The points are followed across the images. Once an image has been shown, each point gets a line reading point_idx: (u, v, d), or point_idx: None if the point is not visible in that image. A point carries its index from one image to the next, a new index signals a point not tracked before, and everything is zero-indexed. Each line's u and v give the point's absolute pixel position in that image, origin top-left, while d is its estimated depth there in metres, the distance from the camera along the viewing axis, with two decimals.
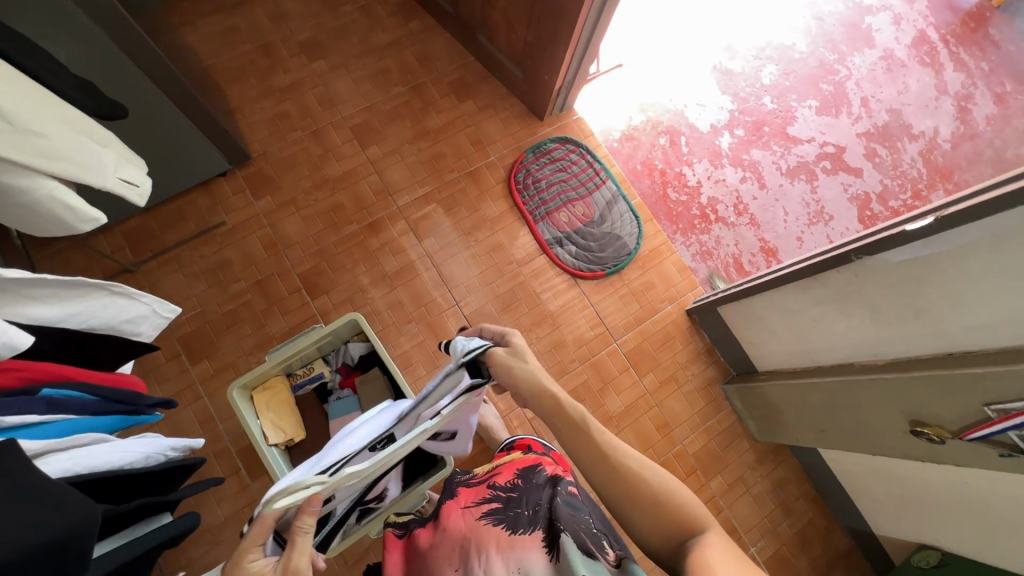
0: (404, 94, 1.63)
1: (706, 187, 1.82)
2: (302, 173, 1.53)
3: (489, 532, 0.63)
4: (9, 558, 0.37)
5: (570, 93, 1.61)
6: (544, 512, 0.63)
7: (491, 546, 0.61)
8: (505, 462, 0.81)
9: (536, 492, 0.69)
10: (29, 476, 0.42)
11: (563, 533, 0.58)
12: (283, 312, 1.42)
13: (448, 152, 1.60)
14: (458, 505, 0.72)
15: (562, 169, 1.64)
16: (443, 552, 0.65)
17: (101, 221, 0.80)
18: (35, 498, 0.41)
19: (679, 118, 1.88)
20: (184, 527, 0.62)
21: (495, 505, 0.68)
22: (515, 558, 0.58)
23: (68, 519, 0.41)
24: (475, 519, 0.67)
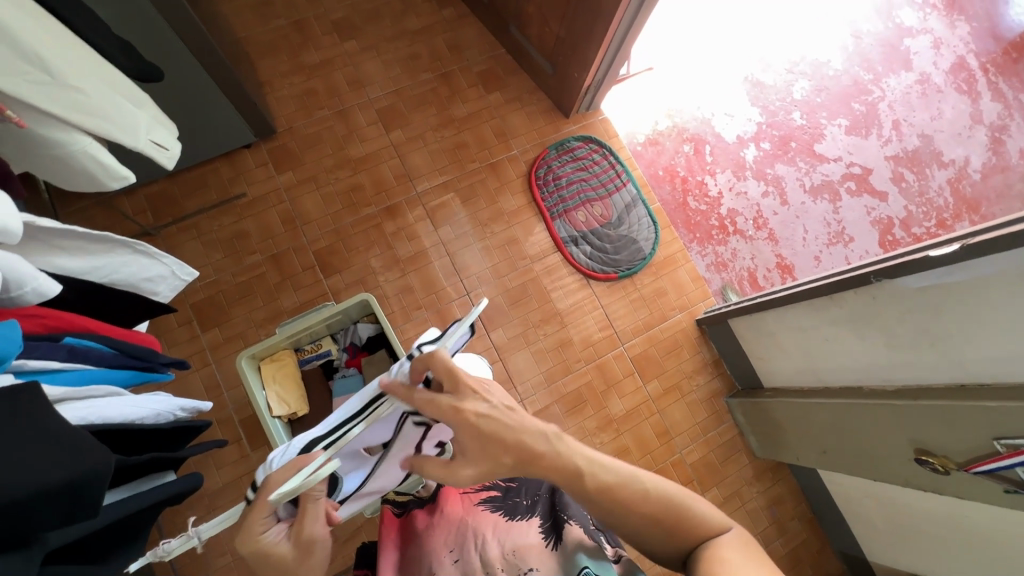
0: (432, 81, 1.63)
1: (727, 198, 1.81)
2: (324, 151, 1.54)
3: (487, 517, 0.65)
4: (15, 496, 0.37)
5: (598, 93, 1.60)
6: (543, 502, 0.67)
7: (492, 527, 0.63)
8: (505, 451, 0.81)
9: (535, 482, 0.71)
10: (44, 418, 0.42)
11: (569, 525, 0.62)
12: (295, 288, 1.43)
13: (471, 142, 1.60)
14: (456, 487, 0.73)
15: (584, 168, 1.63)
16: (439, 529, 0.66)
17: (129, 180, 0.81)
18: (47, 439, 0.41)
19: (706, 126, 1.87)
20: (185, 486, 0.63)
21: (494, 491, 0.70)
22: (515, 541, 0.61)
23: (81, 463, 0.42)
24: (472, 503, 0.68)
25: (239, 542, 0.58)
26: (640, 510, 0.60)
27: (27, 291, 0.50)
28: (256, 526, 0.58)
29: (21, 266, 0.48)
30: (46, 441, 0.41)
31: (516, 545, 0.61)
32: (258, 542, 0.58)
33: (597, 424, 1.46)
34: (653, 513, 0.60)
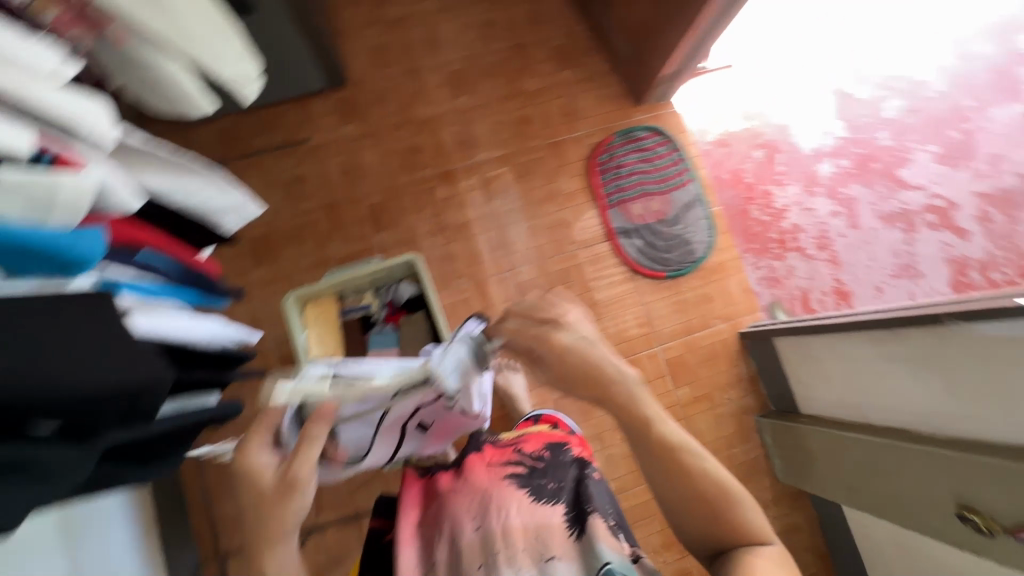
0: (506, 50, 1.60)
1: (792, 211, 1.73)
2: (390, 107, 1.54)
3: (512, 494, 0.64)
4: (82, 394, 0.38)
5: (675, 83, 1.54)
6: (571, 490, 0.66)
7: (518, 504, 0.63)
8: (531, 432, 0.81)
9: (561, 470, 0.70)
10: (115, 323, 0.43)
11: (594, 517, 0.61)
12: (345, 238, 1.46)
13: (536, 118, 1.58)
14: (482, 460, 0.73)
15: (648, 159, 1.58)
16: (464, 493, 0.67)
17: (209, 111, 0.77)
18: (116, 342, 0.42)
19: (783, 133, 1.77)
20: (224, 412, 0.66)
21: (520, 469, 0.69)
22: (534, 521, 0.61)
23: (147, 372, 0.43)
24: (499, 477, 0.68)
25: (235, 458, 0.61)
26: (694, 486, 0.61)
27: (111, 203, 0.48)
28: (251, 445, 0.61)
29: (120, 186, 0.48)
30: (122, 343, 0.42)
31: (542, 528, 0.60)
32: (248, 460, 0.61)
33: None
34: (705, 492, 0.61)
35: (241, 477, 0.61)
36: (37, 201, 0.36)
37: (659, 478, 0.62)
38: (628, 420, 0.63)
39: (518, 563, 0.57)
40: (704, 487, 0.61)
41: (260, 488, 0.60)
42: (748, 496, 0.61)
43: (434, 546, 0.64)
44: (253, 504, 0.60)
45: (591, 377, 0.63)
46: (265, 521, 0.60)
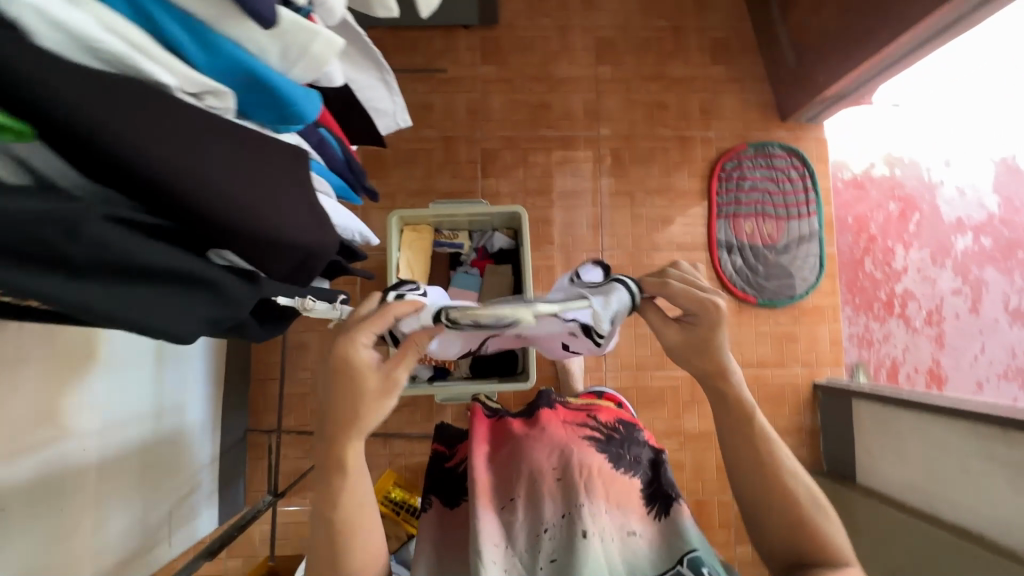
0: (662, 29, 1.53)
1: (909, 275, 1.60)
2: (530, 59, 1.51)
3: (595, 456, 0.70)
4: (277, 237, 0.39)
5: (833, 106, 1.43)
6: (643, 467, 0.74)
7: (601, 468, 0.68)
8: (598, 404, 0.88)
9: (635, 446, 0.77)
10: (304, 182, 0.44)
11: (677, 501, 0.68)
12: (453, 176, 1.48)
13: (672, 107, 1.51)
14: (557, 416, 0.78)
15: (775, 180, 1.49)
16: (545, 441, 0.72)
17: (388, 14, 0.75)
18: (304, 200, 0.43)
19: (927, 190, 1.61)
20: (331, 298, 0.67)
21: (597, 435, 0.75)
22: (616, 487, 0.67)
23: (313, 239, 0.43)
24: (579, 437, 0.74)
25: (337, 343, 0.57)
26: (780, 484, 0.63)
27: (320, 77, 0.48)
28: (360, 336, 0.56)
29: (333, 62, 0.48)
30: (301, 204, 0.42)
31: (621, 496, 0.67)
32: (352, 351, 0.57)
33: (665, 428, 1.44)
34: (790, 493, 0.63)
35: (341, 363, 0.57)
36: (300, 58, 0.38)
37: (746, 471, 0.65)
38: (727, 417, 0.67)
39: (599, 521, 0.62)
40: (790, 488, 0.63)
41: (357, 380, 0.57)
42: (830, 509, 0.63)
43: (512, 481, 0.68)
44: (349, 395, 0.57)
45: (718, 357, 0.65)
46: (359, 411, 0.58)
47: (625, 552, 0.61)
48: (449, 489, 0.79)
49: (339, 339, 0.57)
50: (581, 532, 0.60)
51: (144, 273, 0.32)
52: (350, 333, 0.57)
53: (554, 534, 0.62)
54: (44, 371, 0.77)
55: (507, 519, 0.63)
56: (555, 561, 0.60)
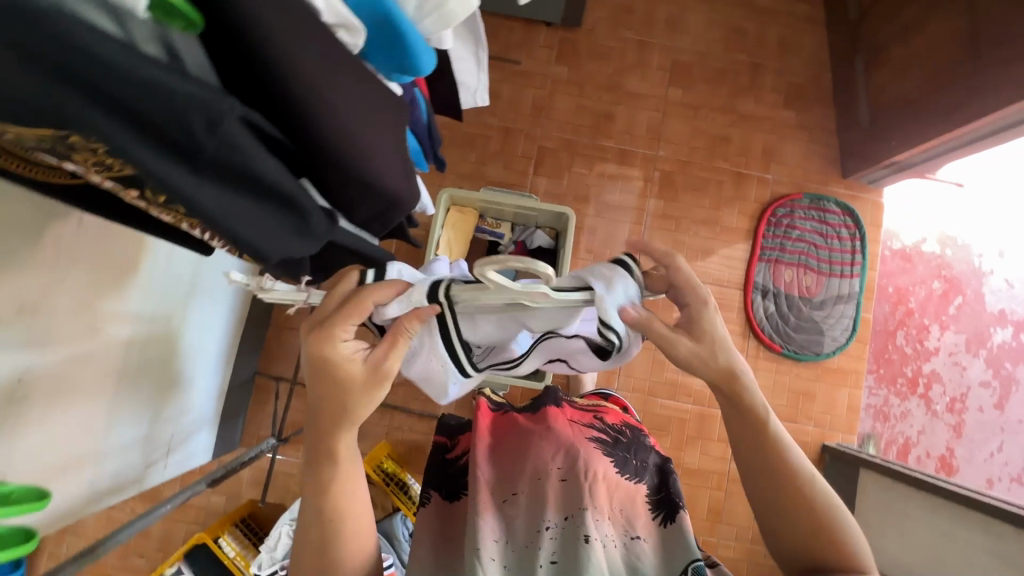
0: (741, 64, 1.52)
1: (940, 357, 1.56)
2: (604, 68, 1.51)
3: (601, 456, 0.70)
4: (371, 181, 0.38)
5: (896, 175, 1.41)
6: (649, 474, 0.73)
7: (607, 469, 0.68)
8: (605, 409, 0.90)
9: (642, 451, 0.77)
10: (401, 136, 0.43)
11: (680, 505, 0.67)
12: (506, 167, 1.48)
13: (735, 143, 1.50)
14: (564, 415, 0.80)
15: (824, 234, 1.47)
16: (552, 438, 0.72)
17: None
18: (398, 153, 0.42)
19: (974, 274, 1.56)
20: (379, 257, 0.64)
21: (604, 436, 0.76)
22: (621, 490, 0.67)
23: (403, 195, 0.43)
24: (585, 436, 0.75)
25: (311, 337, 0.52)
26: (790, 480, 0.57)
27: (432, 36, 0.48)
28: (338, 330, 0.52)
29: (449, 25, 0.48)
30: (401, 156, 0.42)
31: (626, 504, 0.66)
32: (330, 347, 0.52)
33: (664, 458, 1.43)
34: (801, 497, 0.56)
35: (321, 361, 0.52)
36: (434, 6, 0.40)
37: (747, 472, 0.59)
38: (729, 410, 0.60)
39: (602, 528, 0.61)
40: (802, 489, 0.56)
41: (344, 376, 0.53)
42: (851, 516, 0.56)
43: (514, 478, 0.67)
44: (333, 393, 0.53)
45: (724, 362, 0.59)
46: (346, 404, 0.53)
47: (626, 559, 0.60)
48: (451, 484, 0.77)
49: (311, 330, 0.53)
50: (584, 537, 0.59)
51: (252, 185, 0.32)
52: (328, 326, 0.52)
53: (557, 534, 0.61)
54: (90, 273, 0.79)
55: (510, 515, 0.63)
56: (555, 564, 0.59)
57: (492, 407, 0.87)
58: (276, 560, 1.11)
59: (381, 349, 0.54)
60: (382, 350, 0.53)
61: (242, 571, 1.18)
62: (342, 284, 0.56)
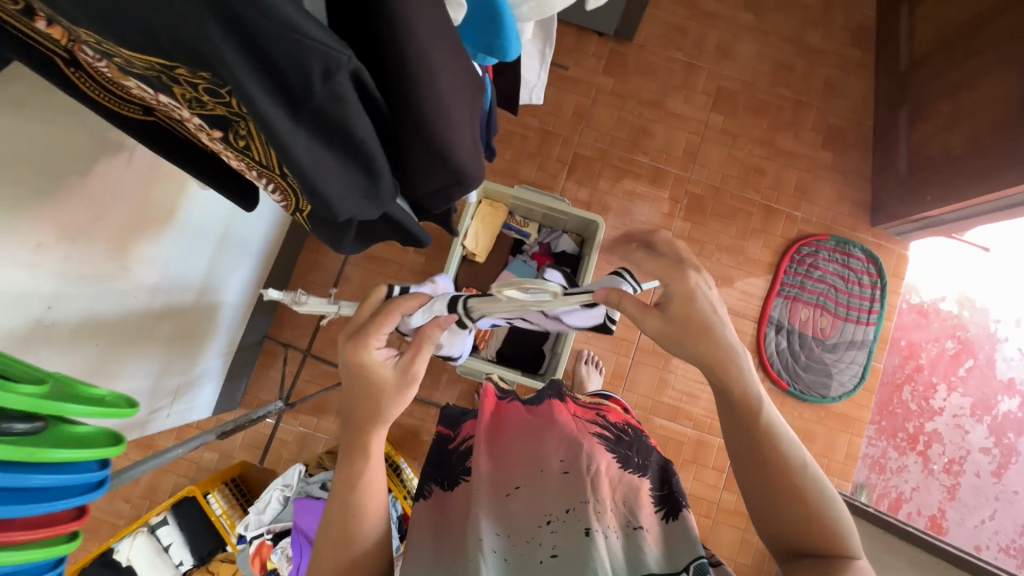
0: (785, 100, 1.53)
1: (944, 417, 1.53)
2: (649, 86, 1.52)
3: (604, 451, 0.69)
4: (448, 153, 0.39)
5: (923, 230, 1.41)
6: (651, 472, 0.71)
7: (611, 464, 0.66)
8: (606, 406, 0.90)
9: (645, 449, 0.75)
10: (478, 114, 0.44)
11: (684, 506, 0.64)
12: (540, 169, 1.49)
13: (768, 176, 1.51)
14: (566, 410, 0.80)
15: (845, 278, 1.47)
16: (561, 435, 0.71)
17: None
18: (474, 129, 0.43)
19: (987, 338, 1.54)
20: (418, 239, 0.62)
21: (606, 433, 0.74)
22: (626, 487, 0.65)
23: (470, 172, 0.43)
24: (588, 431, 0.74)
25: (350, 349, 0.63)
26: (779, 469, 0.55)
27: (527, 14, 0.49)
28: (372, 340, 0.63)
29: None
30: (475, 133, 0.42)
31: (630, 499, 0.64)
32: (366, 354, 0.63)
33: None
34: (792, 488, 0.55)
35: (359, 366, 0.63)
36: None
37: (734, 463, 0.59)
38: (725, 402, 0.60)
39: (605, 521, 0.58)
40: (792, 478, 0.55)
41: (376, 379, 0.63)
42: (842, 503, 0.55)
43: (514, 472, 0.67)
44: (367, 393, 0.64)
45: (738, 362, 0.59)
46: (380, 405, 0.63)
47: (630, 550, 0.57)
48: (445, 474, 0.74)
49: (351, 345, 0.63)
50: (586, 529, 0.56)
51: (339, 138, 0.33)
52: (363, 335, 0.63)
53: (558, 527, 0.58)
54: (131, 210, 0.80)
55: (514, 508, 0.62)
56: (556, 557, 0.56)
57: (494, 398, 0.89)
58: (263, 523, 1.13)
59: (407, 355, 0.65)
60: (408, 355, 0.64)
61: (228, 531, 1.21)
62: (372, 300, 0.69)
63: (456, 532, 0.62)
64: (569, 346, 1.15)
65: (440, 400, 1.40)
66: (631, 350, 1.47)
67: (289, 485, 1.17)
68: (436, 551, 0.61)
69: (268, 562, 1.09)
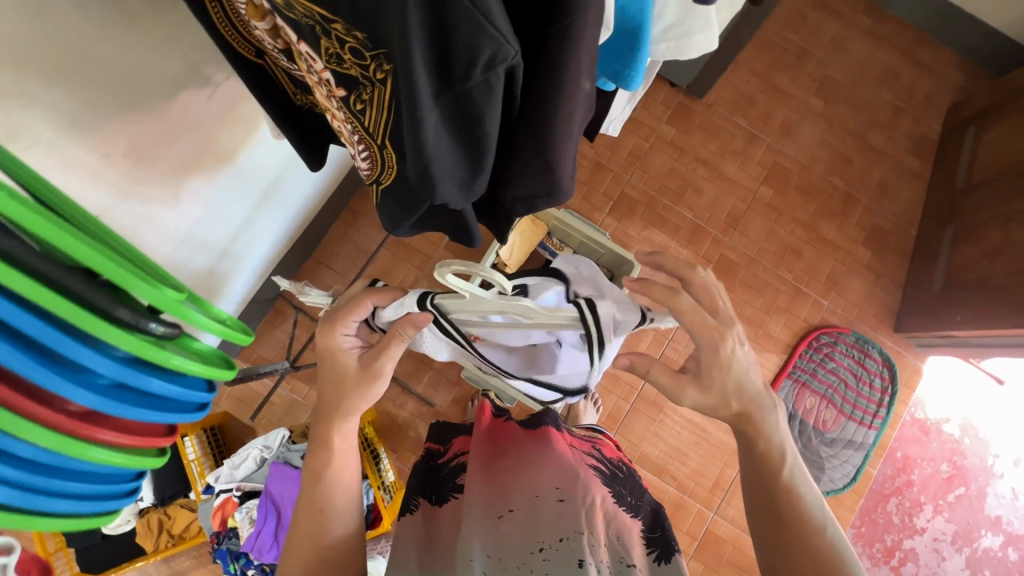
0: (835, 190, 1.54)
1: (923, 538, 1.49)
2: (708, 145, 1.54)
3: (599, 485, 0.65)
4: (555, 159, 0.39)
5: (944, 347, 1.40)
6: (643, 513, 0.67)
7: (606, 499, 0.63)
8: (599, 440, 0.87)
9: (639, 489, 0.71)
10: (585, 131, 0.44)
11: (676, 552, 0.59)
12: (585, 199, 1.51)
13: (804, 260, 1.52)
14: (563, 438, 0.77)
15: (857, 376, 1.47)
16: (556, 464, 0.67)
17: None
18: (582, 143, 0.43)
19: (984, 470, 1.51)
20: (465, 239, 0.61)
21: (601, 467, 0.72)
22: (619, 527, 0.60)
23: (563, 190, 0.43)
24: (585, 462, 0.71)
25: (321, 333, 0.64)
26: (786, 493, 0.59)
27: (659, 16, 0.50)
28: (341, 327, 0.63)
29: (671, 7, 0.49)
30: (578, 152, 0.43)
31: (622, 536, 0.59)
32: (334, 341, 0.64)
33: None
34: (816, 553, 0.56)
35: (328, 350, 0.64)
36: (678, 38, 0.51)
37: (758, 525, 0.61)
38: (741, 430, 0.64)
39: (598, 556, 0.53)
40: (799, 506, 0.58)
41: (342, 366, 0.64)
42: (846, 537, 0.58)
43: (510, 495, 0.63)
44: (336, 379, 0.65)
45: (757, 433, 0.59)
46: (345, 394, 0.64)
47: None
48: (433, 481, 0.73)
49: (321, 329, 0.64)
50: (579, 563, 0.51)
51: (468, 121, 0.33)
52: (332, 321, 0.63)
53: (549, 556, 0.53)
54: (197, 143, 0.80)
55: (505, 532, 0.57)
56: None
57: (493, 415, 0.86)
58: (234, 479, 1.10)
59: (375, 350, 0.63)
60: (372, 350, 0.63)
61: (195, 479, 1.18)
62: (351, 288, 0.67)
63: (444, 547, 0.58)
64: None
65: (434, 399, 1.39)
66: (632, 395, 1.46)
67: (269, 446, 1.13)
68: (422, 561, 0.56)
69: (229, 518, 1.10)
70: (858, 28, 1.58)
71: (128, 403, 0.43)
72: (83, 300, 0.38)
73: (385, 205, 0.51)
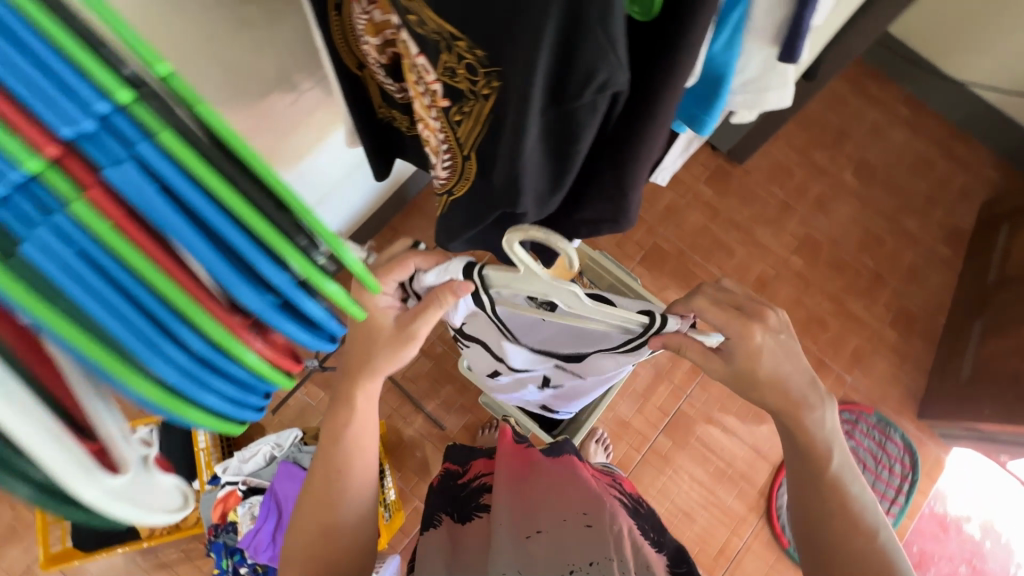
0: (865, 269, 1.56)
1: None
2: (742, 210, 1.58)
3: (626, 518, 0.64)
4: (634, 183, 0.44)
5: (969, 441, 1.37)
6: (667, 550, 0.67)
7: (632, 531, 0.62)
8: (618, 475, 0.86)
9: (660, 528, 0.70)
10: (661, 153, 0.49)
11: None
12: (617, 246, 1.54)
13: (829, 333, 1.52)
14: (586, 466, 0.77)
15: (876, 458, 1.44)
16: (584, 492, 0.66)
17: None
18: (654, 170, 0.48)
19: None
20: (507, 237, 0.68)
21: (624, 500, 0.71)
22: (648, 562, 0.58)
23: (625, 217, 0.47)
24: (609, 493, 0.71)
25: None
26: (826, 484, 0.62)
27: (746, 67, 0.53)
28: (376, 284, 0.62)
29: (755, 58, 0.52)
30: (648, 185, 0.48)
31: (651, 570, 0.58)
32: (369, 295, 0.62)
33: None
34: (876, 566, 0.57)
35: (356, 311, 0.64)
36: (754, 92, 0.55)
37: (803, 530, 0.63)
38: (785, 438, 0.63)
39: None
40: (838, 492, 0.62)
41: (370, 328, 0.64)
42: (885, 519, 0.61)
43: (537, 517, 0.62)
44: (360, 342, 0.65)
45: None
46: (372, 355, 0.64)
47: None
48: (456, 504, 0.72)
49: None
50: None
51: (565, 132, 0.37)
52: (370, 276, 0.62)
53: None
54: (274, 144, 0.86)
55: (532, 552, 0.56)
56: None
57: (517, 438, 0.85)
58: (241, 473, 1.10)
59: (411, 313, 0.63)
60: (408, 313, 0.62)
61: (202, 469, 1.17)
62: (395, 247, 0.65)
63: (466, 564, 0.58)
64: (594, 418, 1.13)
65: (445, 422, 1.39)
66: (644, 446, 1.44)
67: (280, 445, 1.13)
68: None
69: (229, 512, 1.08)
70: (898, 118, 1.64)
71: (288, 319, 0.34)
72: (265, 184, 0.30)
73: (453, 212, 0.56)
